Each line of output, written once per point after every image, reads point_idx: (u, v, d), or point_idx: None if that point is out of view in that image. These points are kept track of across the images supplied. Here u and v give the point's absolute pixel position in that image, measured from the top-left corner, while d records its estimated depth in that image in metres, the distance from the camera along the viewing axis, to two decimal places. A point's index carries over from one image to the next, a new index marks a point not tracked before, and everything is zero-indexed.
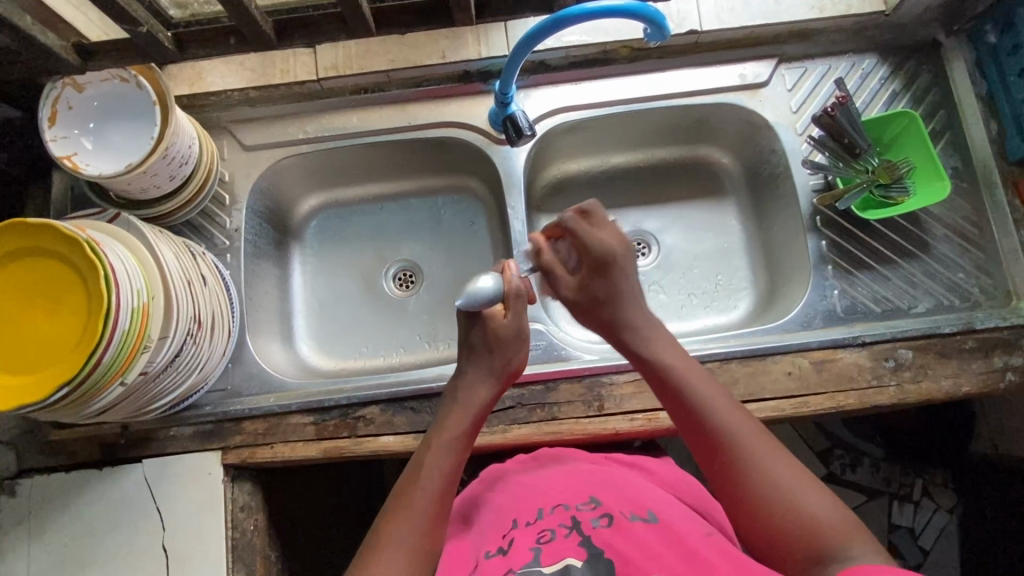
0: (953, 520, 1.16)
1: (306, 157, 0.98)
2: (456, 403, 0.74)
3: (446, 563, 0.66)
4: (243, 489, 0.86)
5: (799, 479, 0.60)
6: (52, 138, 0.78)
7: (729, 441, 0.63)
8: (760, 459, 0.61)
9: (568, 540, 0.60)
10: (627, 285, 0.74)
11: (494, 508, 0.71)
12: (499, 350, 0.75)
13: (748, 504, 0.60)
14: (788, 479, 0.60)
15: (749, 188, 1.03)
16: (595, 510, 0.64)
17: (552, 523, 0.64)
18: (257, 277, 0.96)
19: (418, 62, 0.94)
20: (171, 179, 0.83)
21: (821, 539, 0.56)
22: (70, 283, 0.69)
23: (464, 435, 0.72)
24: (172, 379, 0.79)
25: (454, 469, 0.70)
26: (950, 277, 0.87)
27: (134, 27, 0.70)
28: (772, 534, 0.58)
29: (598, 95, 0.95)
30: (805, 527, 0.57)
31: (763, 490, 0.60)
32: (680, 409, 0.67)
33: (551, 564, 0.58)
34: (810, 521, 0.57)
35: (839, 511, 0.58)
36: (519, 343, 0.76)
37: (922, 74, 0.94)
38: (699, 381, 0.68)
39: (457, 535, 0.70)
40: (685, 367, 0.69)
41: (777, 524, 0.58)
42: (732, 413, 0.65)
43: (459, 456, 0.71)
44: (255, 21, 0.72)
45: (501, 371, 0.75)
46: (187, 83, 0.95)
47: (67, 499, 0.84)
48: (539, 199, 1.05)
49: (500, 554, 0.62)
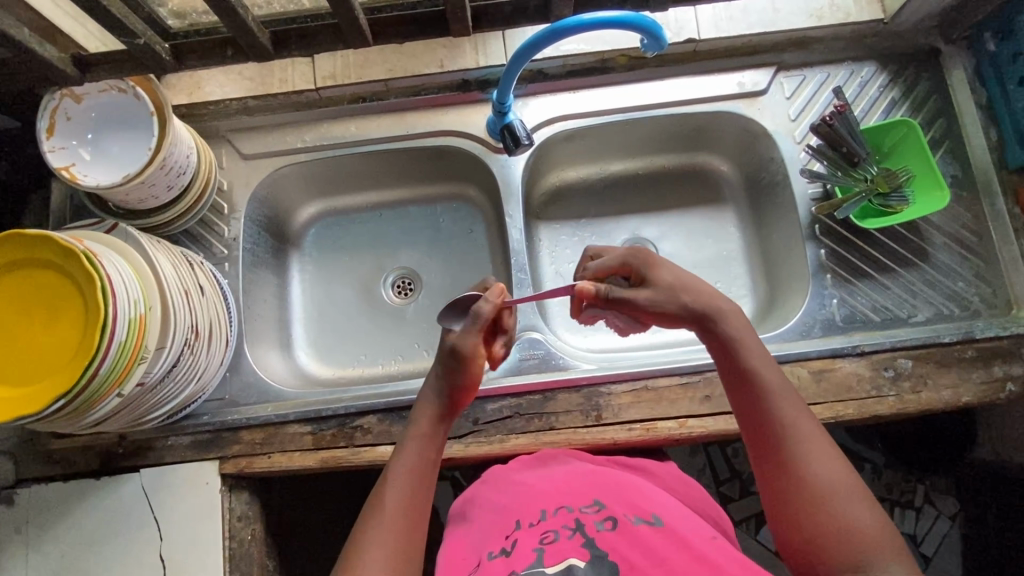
0: (955, 527, 1.16)
1: (305, 166, 0.98)
2: (420, 406, 0.72)
3: (446, 563, 0.67)
4: (241, 499, 0.86)
5: (853, 488, 0.57)
6: (49, 148, 0.78)
7: (789, 437, 0.60)
8: (816, 460, 0.59)
9: (571, 542, 0.60)
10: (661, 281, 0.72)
11: (494, 508, 0.70)
12: (459, 357, 0.71)
13: (793, 503, 0.58)
14: (839, 484, 0.57)
15: (748, 195, 1.03)
16: (599, 513, 0.64)
17: (555, 524, 0.63)
18: (255, 286, 0.97)
19: (417, 70, 0.94)
20: (169, 190, 0.83)
21: (862, 550, 0.54)
22: (67, 295, 0.69)
23: (429, 432, 0.69)
24: (169, 389, 0.79)
25: (423, 465, 0.67)
26: (950, 285, 0.87)
27: (132, 39, 0.71)
28: (811, 539, 0.56)
29: (596, 103, 0.95)
30: (847, 535, 0.55)
31: (814, 489, 0.57)
32: (742, 396, 0.64)
33: (555, 563, 0.58)
34: (853, 530, 0.55)
35: (886, 527, 0.55)
36: (474, 347, 0.72)
37: (921, 82, 0.93)
38: (772, 371, 0.64)
39: (458, 535, 0.70)
40: (756, 352, 0.65)
41: (816, 524, 0.56)
42: (791, 405, 0.62)
43: (427, 453, 0.68)
44: (252, 33, 0.72)
45: (459, 371, 0.72)
46: (186, 92, 0.95)
47: (64, 508, 0.84)
48: (538, 206, 1.05)
49: (503, 554, 0.62)
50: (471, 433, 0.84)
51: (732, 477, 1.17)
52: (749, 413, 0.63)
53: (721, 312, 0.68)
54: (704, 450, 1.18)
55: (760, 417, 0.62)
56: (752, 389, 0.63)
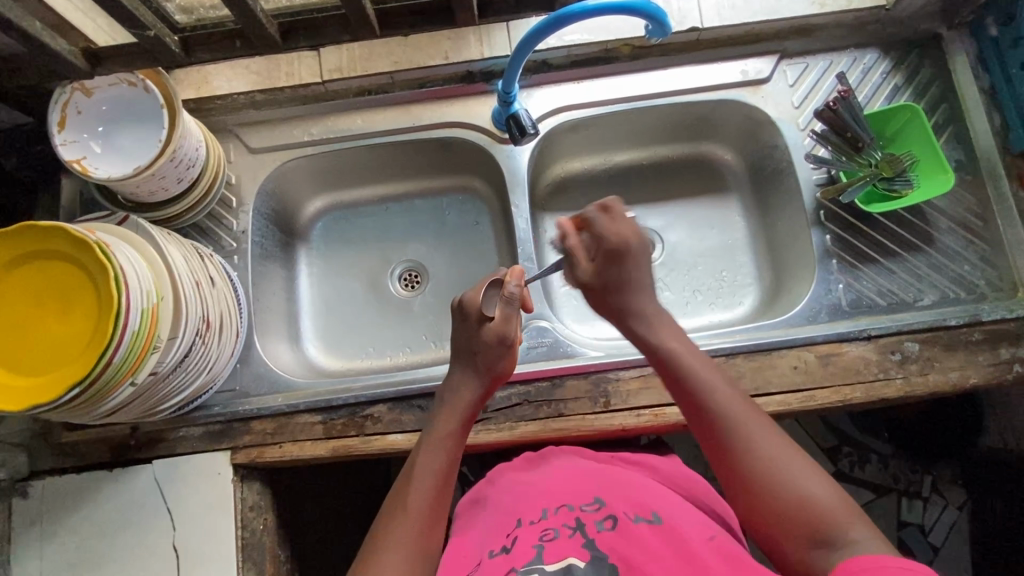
0: (964, 516, 1.16)
1: (312, 159, 0.99)
2: (446, 405, 0.75)
3: (448, 558, 0.67)
4: (253, 489, 0.87)
5: (798, 457, 0.60)
6: (62, 142, 0.78)
7: (726, 422, 0.63)
8: (757, 441, 0.62)
9: (572, 542, 0.60)
10: (641, 274, 0.74)
11: (494, 509, 0.72)
12: (483, 351, 0.75)
13: (748, 488, 0.60)
14: (786, 458, 0.60)
15: (753, 184, 1.03)
16: (599, 511, 0.65)
17: (555, 522, 0.64)
18: (264, 279, 0.97)
19: (422, 63, 0.95)
20: (178, 182, 0.84)
21: (818, 519, 0.56)
22: (81, 286, 0.70)
23: (455, 433, 0.72)
24: (181, 379, 0.79)
25: (447, 466, 0.70)
26: (956, 269, 0.87)
27: (142, 31, 0.71)
28: (768, 517, 0.59)
29: (600, 94, 0.95)
30: (802, 506, 0.57)
31: (767, 473, 0.60)
32: (678, 392, 0.68)
33: (555, 562, 0.58)
34: (805, 498, 0.57)
35: (837, 490, 0.58)
36: (501, 351, 0.75)
37: (924, 68, 0.94)
38: (701, 366, 0.68)
39: (460, 533, 0.71)
40: (683, 353, 0.69)
41: (775, 503, 0.58)
42: (727, 392, 0.65)
43: (450, 455, 0.71)
44: (261, 24, 0.73)
45: (484, 372, 0.75)
46: (194, 87, 0.96)
47: (78, 500, 0.85)
48: (543, 198, 1.06)
49: (504, 551, 0.63)
50: (480, 421, 0.85)
51: None
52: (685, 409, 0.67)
53: (652, 316, 0.73)
54: None
55: (696, 411, 0.66)
56: (687, 386, 0.67)
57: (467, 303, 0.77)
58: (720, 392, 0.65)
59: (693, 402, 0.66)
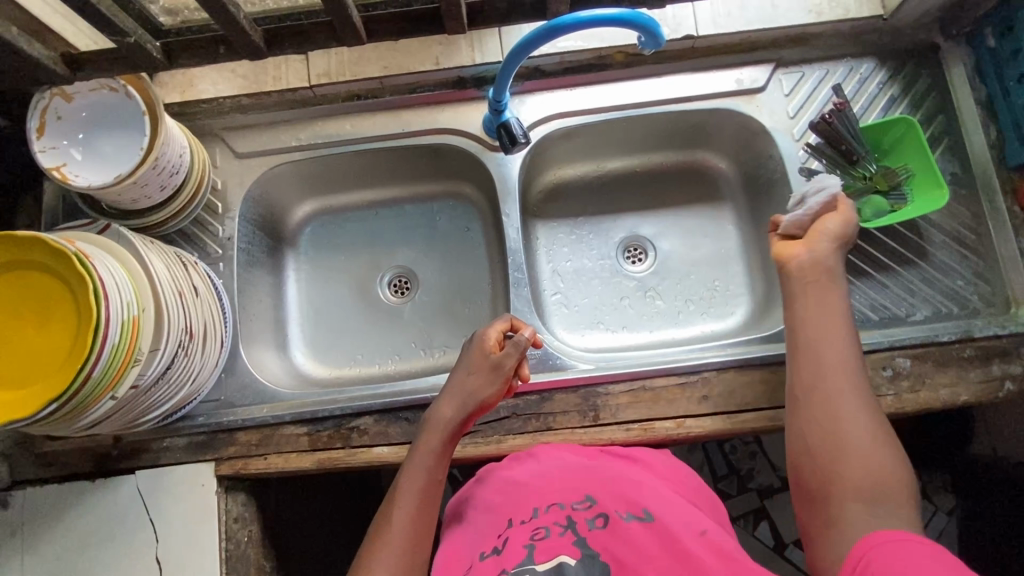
0: (953, 523, 1.16)
1: (300, 164, 0.97)
2: (429, 423, 0.72)
3: (443, 562, 0.66)
4: (237, 500, 0.86)
5: (881, 432, 0.62)
6: (40, 149, 0.77)
7: (832, 376, 0.65)
8: (853, 406, 0.63)
9: (561, 539, 0.60)
10: (813, 309, 0.69)
11: (485, 506, 0.70)
12: (477, 374, 0.75)
13: (831, 445, 0.62)
14: (875, 436, 0.62)
15: (746, 193, 1.02)
16: (590, 509, 0.63)
17: (547, 521, 0.63)
18: (251, 285, 0.96)
19: (411, 68, 0.94)
20: (161, 190, 0.82)
21: (877, 483, 0.59)
22: (60, 298, 0.69)
23: (437, 451, 0.70)
24: (164, 391, 0.78)
25: (431, 485, 0.68)
26: (949, 284, 0.87)
27: (122, 38, 0.69)
28: (836, 472, 0.61)
29: (593, 101, 0.94)
30: (872, 477, 0.59)
31: (855, 437, 0.62)
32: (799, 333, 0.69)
33: (545, 561, 0.58)
34: (879, 472, 0.59)
35: (904, 469, 0.60)
36: (492, 379, 0.74)
37: (922, 78, 0.93)
38: (837, 331, 0.68)
39: (456, 537, 0.69)
40: (823, 304, 0.69)
41: (853, 466, 0.60)
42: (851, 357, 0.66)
43: (432, 474, 0.69)
44: (244, 31, 0.71)
45: (472, 400, 0.73)
46: (178, 90, 0.94)
47: (60, 511, 0.84)
48: (535, 204, 1.04)
49: (494, 554, 0.62)
50: (468, 433, 0.84)
51: (730, 474, 1.17)
52: (794, 351, 0.69)
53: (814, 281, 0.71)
54: (703, 446, 1.18)
55: (806, 352, 0.68)
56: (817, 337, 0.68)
57: (480, 334, 0.78)
58: (839, 347, 0.67)
59: (809, 344, 0.68)
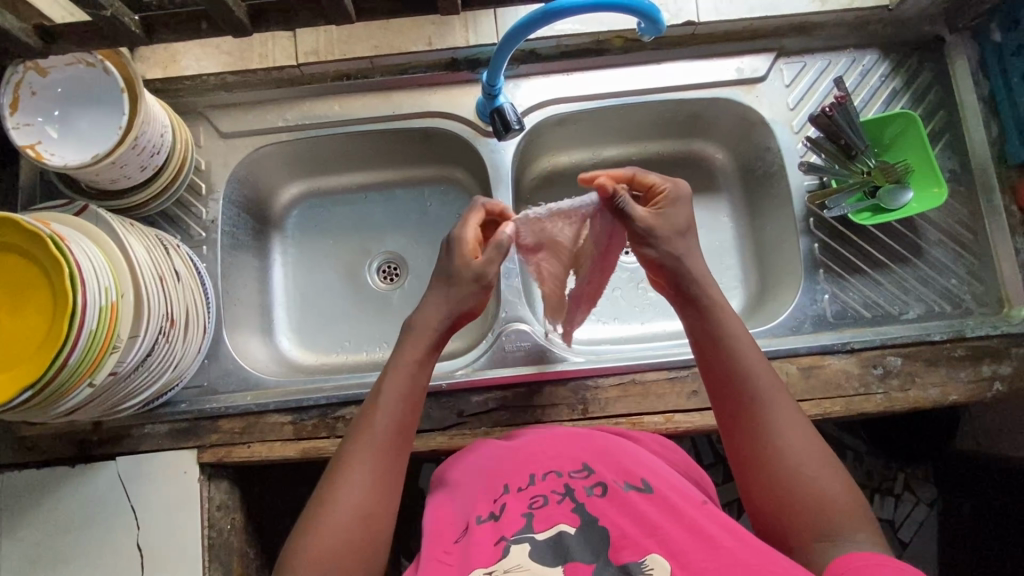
0: (933, 514, 1.17)
1: (286, 146, 0.94)
2: (411, 330, 0.70)
3: (432, 526, 0.64)
4: (220, 488, 0.85)
5: (821, 455, 0.60)
6: (14, 125, 0.73)
7: (758, 410, 0.63)
8: (781, 422, 0.62)
9: (561, 507, 0.59)
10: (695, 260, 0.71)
11: (475, 473, 0.68)
12: (457, 286, 0.71)
13: (765, 469, 0.60)
14: (807, 452, 0.60)
15: (743, 185, 1.01)
16: (588, 478, 0.62)
17: (544, 489, 0.62)
18: (235, 270, 0.94)
19: (404, 48, 0.91)
20: (143, 169, 0.80)
21: (828, 517, 0.57)
22: (34, 282, 0.66)
23: (421, 360, 0.69)
24: (142, 380, 0.76)
25: (413, 394, 0.68)
26: (942, 283, 0.86)
27: (98, 10, 0.66)
28: (778, 501, 0.59)
29: (588, 87, 0.92)
30: (814, 503, 0.57)
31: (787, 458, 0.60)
32: (715, 366, 0.66)
33: (545, 530, 0.57)
34: (818, 496, 0.58)
35: (845, 487, 0.59)
36: (475, 290, 0.71)
37: (924, 72, 0.91)
38: (744, 342, 0.67)
39: (444, 500, 0.67)
40: (723, 314, 0.68)
41: (792, 492, 0.59)
42: (764, 372, 0.65)
43: (416, 381, 0.68)
44: (226, 6, 0.68)
45: (454, 309, 0.71)
46: (161, 65, 0.91)
47: (39, 496, 0.83)
48: (528, 191, 1.02)
49: (492, 518, 0.60)
50: (455, 425, 0.83)
51: (716, 463, 1.17)
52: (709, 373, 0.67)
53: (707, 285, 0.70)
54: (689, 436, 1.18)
55: (721, 374, 0.66)
56: (723, 352, 0.66)
57: (458, 227, 0.75)
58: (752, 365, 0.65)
59: (721, 368, 0.66)
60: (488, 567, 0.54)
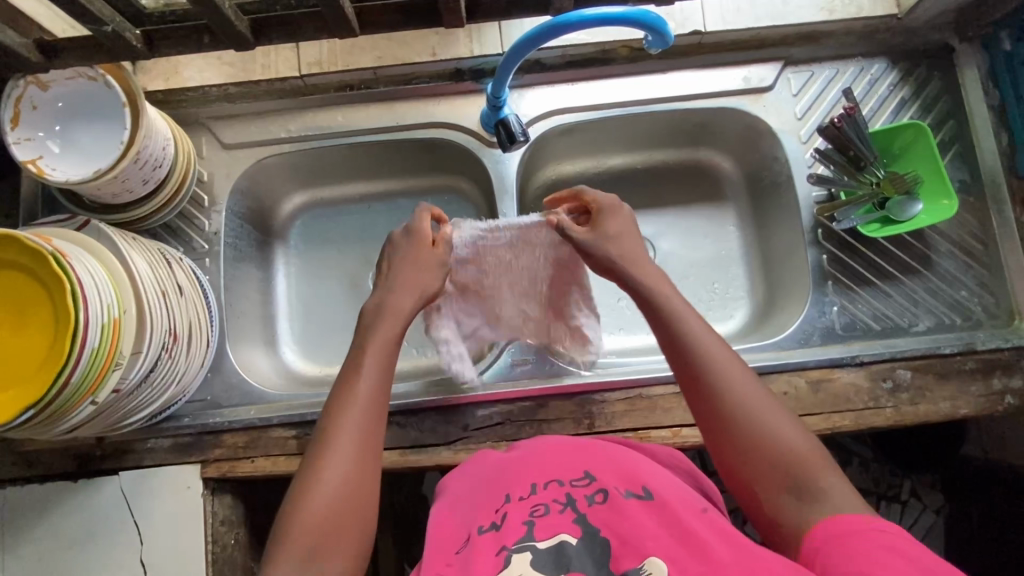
0: (941, 520, 1.16)
1: (289, 157, 0.93)
2: (380, 312, 0.68)
3: (434, 537, 0.63)
4: (224, 503, 0.84)
5: (778, 408, 0.60)
6: (15, 140, 0.73)
7: (712, 378, 0.61)
8: (737, 386, 0.61)
9: (562, 517, 0.57)
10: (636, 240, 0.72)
11: (478, 487, 0.67)
12: (418, 264, 0.72)
13: (727, 435, 0.59)
14: (765, 408, 0.59)
15: (750, 194, 1.00)
16: (590, 486, 0.61)
17: (546, 497, 0.60)
18: (238, 282, 0.93)
19: (407, 59, 0.90)
20: (145, 184, 0.79)
21: (795, 466, 0.56)
22: (36, 299, 0.66)
23: (375, 396, 0.63)
24: (146, 396, 0.76)
25: (370, 432, 0.62)
26: (953, 295, 0.85)
27: (99, 26, 0.65)
28: (746, 461, 0.58)
29: (593, 97, 0.91)
30: (782, 457, 0.56)
31: (746, 418, 0.59)
32: (667, 343, 0.65)
33: (546, 539, 0.56)
34: (784, 449, 0.57)
35: (806, 435, 0.58)
36: (435, 272, 0.72)
37: (933, 81, 0.90)
38: (687, 312, 0.65)
39: (445, 509, 0.66)
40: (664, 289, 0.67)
41: (757, 451, 0.57)
42: (712, 339, 0.63)
43: (371, 421, 0.62)
44: (228, 20, 0.67)
45: (422, 288, 0.71)
46: (163, 77, 0.90)
47: (41, 512, 0.82)
48: (533, 201, 1.01)
49: (493, 528, 0.59)
50: (460, 440, 0.82)
51: None
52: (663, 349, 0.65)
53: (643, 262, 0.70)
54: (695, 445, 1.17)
55: (671, 349, 0.64)
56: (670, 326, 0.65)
57: (398, 233, 0.74)
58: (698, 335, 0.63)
59: (671, 344, 0.64)
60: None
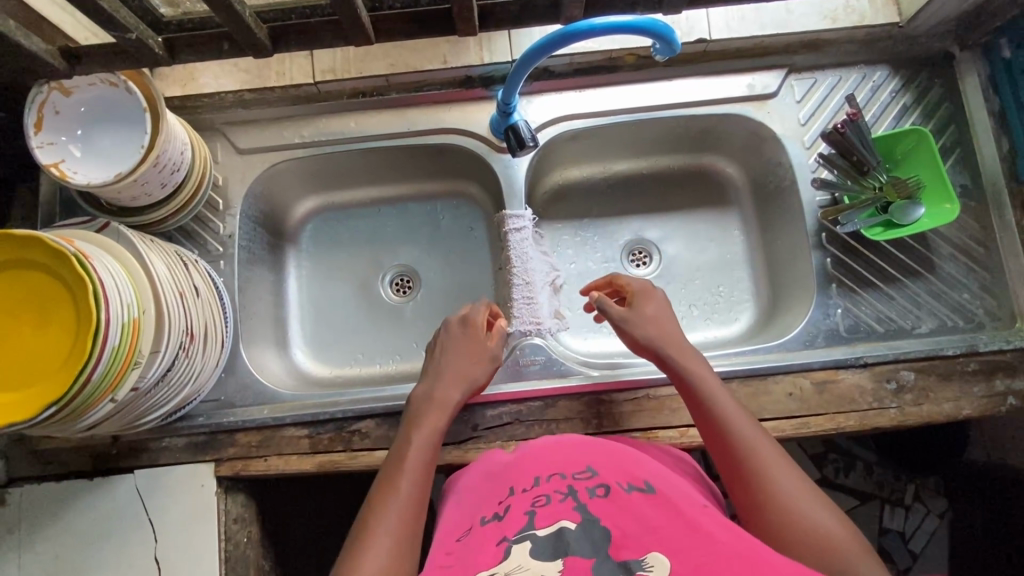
0: (943, 525, 1.15)
1: (302, 162, 0.95)
2: (429, 402, 0.73)
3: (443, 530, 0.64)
4: (237, 501, 0.86)
5: (817, 496, 0.59)
6: (38, 144, 0.75)
7: (750, 464, 0.62)
8: (775, 470, 0.61)
9: (563, 505, 0.58)
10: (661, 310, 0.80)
11: (484, 487, 0.68)
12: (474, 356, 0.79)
13: (764, 517, 0.58)
14: (802, 493, 0.59)
15: (754, 199, 1.01)
16: (591, 480, 0.62)
17: (547, 489, 0.61)
18: (251, 284, 0.94)
19: (417, 67, 0.92)
20: (163, 187, 0.81)
21: (831, 550, 0.54)
22: (58, 299, 0.67)
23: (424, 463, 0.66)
24: (163, 394, 0.77)
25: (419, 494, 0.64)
26: (955, 297, 0.86)
27: (123, 33, 0.67)
28: (782, 543, 0.56)
29: (601, 103, 0.93)
30: (819, 541, 0.55)
31: (782, 500, 0.59)
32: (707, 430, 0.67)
33: (547, 526, 0.56)
34: (820, 533, 0.55)
35: (846, 525, 0.56)
36: (486, 364, 0.79)
37: (934, 88, 0.92)
38: (728, 401, 0.68)
39: (453, 506, 0.67)
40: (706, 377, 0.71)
41: (794, 535, 0.56)
42: (750, 428, 0.65)
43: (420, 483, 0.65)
44: (249, 29, 0.69)
45: (468, 381, 0.77)
46: (179, 84, 0.92)
47: (57, 510, 0.83)
48: (541, 205, 1.03)
49: (496, 519, 0.60)
50: (470, 439, 0.84)
51: None
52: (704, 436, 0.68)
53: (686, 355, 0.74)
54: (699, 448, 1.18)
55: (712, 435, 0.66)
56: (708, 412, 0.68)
57: (455, 320, 0.82)
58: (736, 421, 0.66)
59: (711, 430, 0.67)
60: (489, 566, 0.52)
